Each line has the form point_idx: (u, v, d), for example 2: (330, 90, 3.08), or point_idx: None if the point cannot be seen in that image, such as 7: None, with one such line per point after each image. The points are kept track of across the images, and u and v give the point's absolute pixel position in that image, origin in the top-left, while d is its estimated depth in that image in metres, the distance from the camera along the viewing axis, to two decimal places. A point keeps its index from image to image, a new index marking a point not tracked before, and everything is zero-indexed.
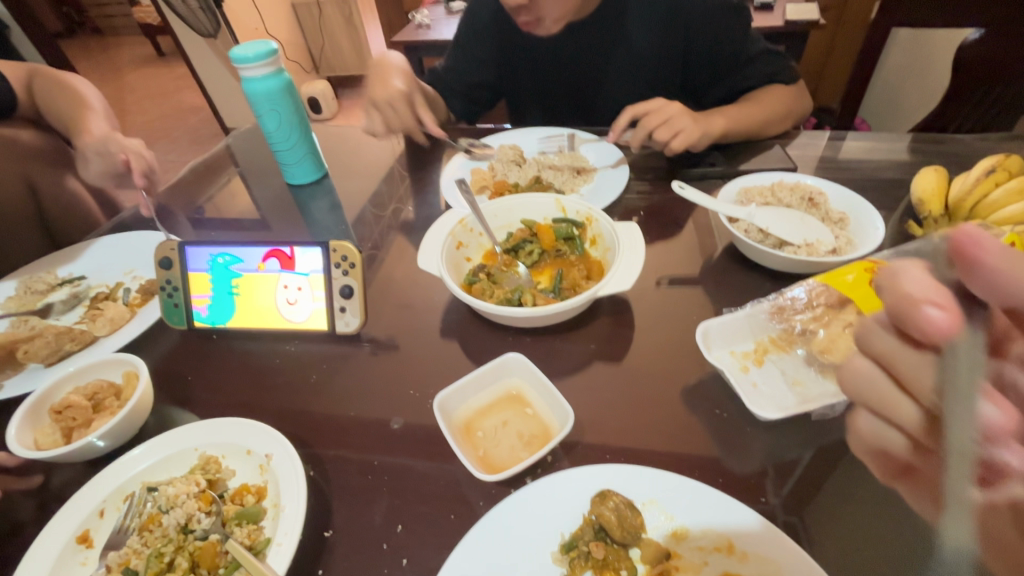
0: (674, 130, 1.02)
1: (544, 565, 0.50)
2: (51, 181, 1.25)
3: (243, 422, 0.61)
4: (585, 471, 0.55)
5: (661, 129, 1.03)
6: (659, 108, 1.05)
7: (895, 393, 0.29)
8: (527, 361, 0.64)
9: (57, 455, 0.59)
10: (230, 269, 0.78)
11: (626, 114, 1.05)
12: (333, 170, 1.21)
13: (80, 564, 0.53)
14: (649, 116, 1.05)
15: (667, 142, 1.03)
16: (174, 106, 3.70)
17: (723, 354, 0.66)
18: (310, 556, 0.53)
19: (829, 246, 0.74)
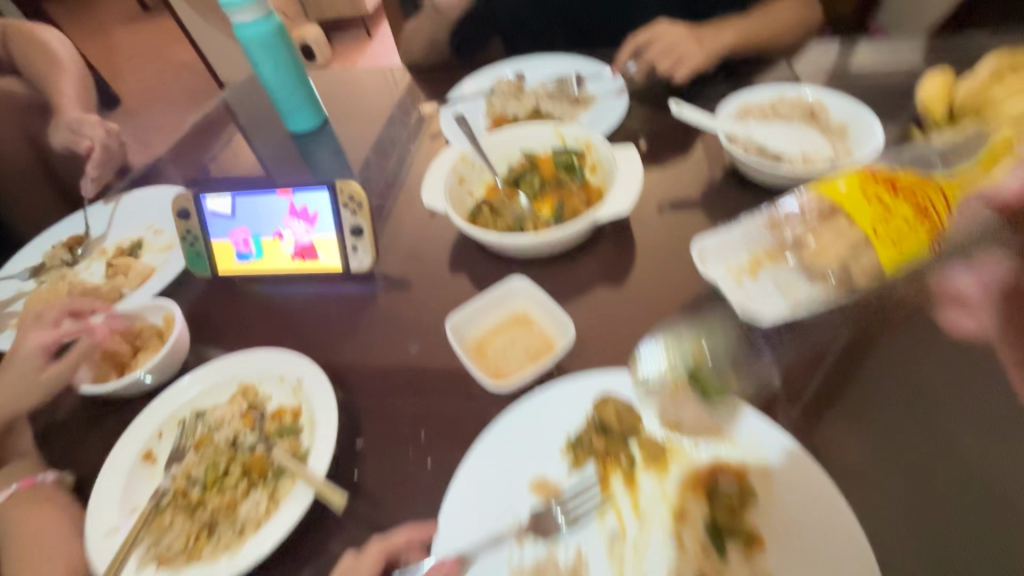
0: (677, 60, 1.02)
1: (553, 459, 0.55)
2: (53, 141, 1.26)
3: (275, 353, 0.67)
4: (587, 379, 0.59)
5: (664, 59, 1.01)
6: (658, 37, 1.04)
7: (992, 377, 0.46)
8: (532, 285, 0.67)
9: (112, 389, 0.66)
10: (242, 216, 0.80)
11: (626, 48, 1.05)
12: (333, 117, 1.21)
13: (147, 476, 0.60)
14: (651, 45, 1.05)
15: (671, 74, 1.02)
16: (165, 64, 3.61)
17: (720, 270, 0.68)
18: (347, 462, 0.60)
19: (826, 159, 0.74)
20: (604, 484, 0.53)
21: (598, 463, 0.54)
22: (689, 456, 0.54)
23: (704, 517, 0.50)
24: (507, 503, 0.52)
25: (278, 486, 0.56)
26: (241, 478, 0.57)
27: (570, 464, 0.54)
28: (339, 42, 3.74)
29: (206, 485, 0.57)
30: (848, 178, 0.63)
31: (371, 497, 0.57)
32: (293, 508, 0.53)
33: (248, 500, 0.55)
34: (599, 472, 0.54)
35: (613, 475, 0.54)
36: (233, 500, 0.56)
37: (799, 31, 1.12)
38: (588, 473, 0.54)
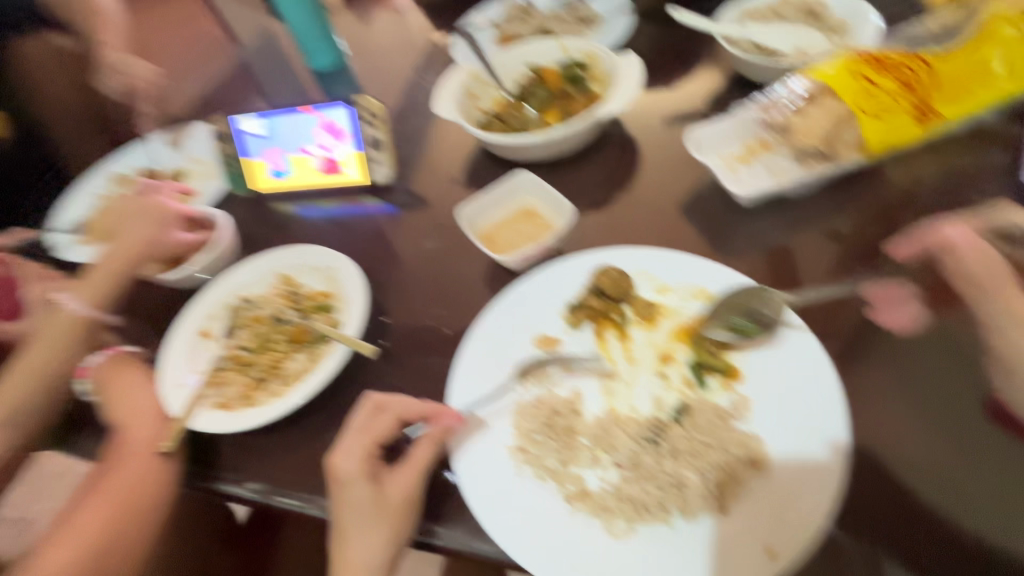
0: None
1: (553, 320, 0.61)
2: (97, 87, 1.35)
3: (308, 247, 0.75)
4: (586, 255, 0.65)
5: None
6: None
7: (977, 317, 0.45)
8: (536, 177, 0.73)
9: (172, 279, 0.77)
10: (272, 137, 0.87)
11: None
12: (351, 54, 1.27)
13: (207, 347, 0.70)
14: None
15: None
16: (190, 33, 3.68)
17: (713, 158, 0.72)
18: (375, 332, 0.68)
19: (821, 51, 0.76)
20: (599, 337, 0.60)
21: (593, 322, 0.61)
22: (676, 316, 0.60)
23: (688, 361, 0.56)
24: (511, 353, 0.59)
25: (318, 350, 0.65)
26: (286, 344, 0.67)
27: (569, 323, 0.61)
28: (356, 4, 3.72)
29: (257, 350, 0.67)
30: (834, 63, 0.67)
31: (396, 357, 0.65)
32: (331, 361, 0.62)
33: (293, 360, 0.65)
34: (594, 329, 0.60)
35: (607, 331, 0.60)
36: (280, 359, 0.65)
37: None
38: (586, 331, 0.61)
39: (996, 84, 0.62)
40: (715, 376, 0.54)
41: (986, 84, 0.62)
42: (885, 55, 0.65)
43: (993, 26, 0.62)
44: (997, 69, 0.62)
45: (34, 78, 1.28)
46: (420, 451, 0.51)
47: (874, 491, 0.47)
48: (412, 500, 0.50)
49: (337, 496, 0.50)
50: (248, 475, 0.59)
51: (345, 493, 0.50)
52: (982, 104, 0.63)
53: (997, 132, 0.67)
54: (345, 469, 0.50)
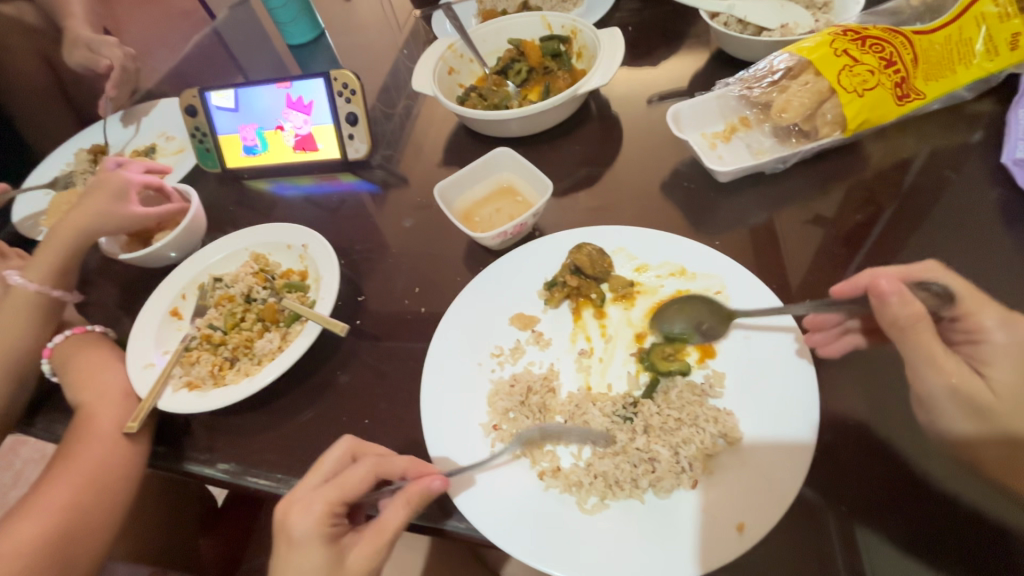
0: None
1: (530, 299, 0.61)
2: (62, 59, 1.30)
3: (280, 225, 0.73)
4: (564, 234, 0.64)
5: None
6: None
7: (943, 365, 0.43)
8: (515, 155, 0.71)
9: (137, 258, 0.74)
10: (247, 112, 0.85)
11: None
12: (329, 29, 1.23)
13: (177, 328, 0.69)
14: None
15: None
16: (164, 10, 3.54)
17: (695, 135, 0.71)
18: (351, 312, 0.67)
19: (806, 28, 0.75)
20: (576, 316, 0.59)
21: (571, 301, 0.60)
22: (653, 295, 0.59)
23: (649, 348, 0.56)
24: (489, 332, 0.59)
25: (290, 329, 0.64)
26: (258, 323, 0.65)
27: (546, 302, 0.60)
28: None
29: (227, 330, 0.66)
30: (817, 38, 0.65)
31: (373, 337, 0.64)
32: (302, 340, 0.60)
33: (264, 339, 0.63)
34: (571, 308, 0.60)
35: (585, 310, 0.60)
36: (251, 338, 0.64)
37: None
38: (562, 309, 0.60)
39: (979, 62, 0.63)
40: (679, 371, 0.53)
41: (968, 62, 0.63)
42: (865, 30, 0.63)
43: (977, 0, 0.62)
44: (980, 47, 0.62)
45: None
46: (395, 513, 0.44)
47: (845, 476, 0.46)
48: (375, 570, 0.44)
49: (283, 561, 0.43)
50: (221, 456, 0.58)
51: (296, 560, 0.43)
52: (964, 82, 0.64)
53: (978, 112, 0.67)
54: (301, 528, 0.43)
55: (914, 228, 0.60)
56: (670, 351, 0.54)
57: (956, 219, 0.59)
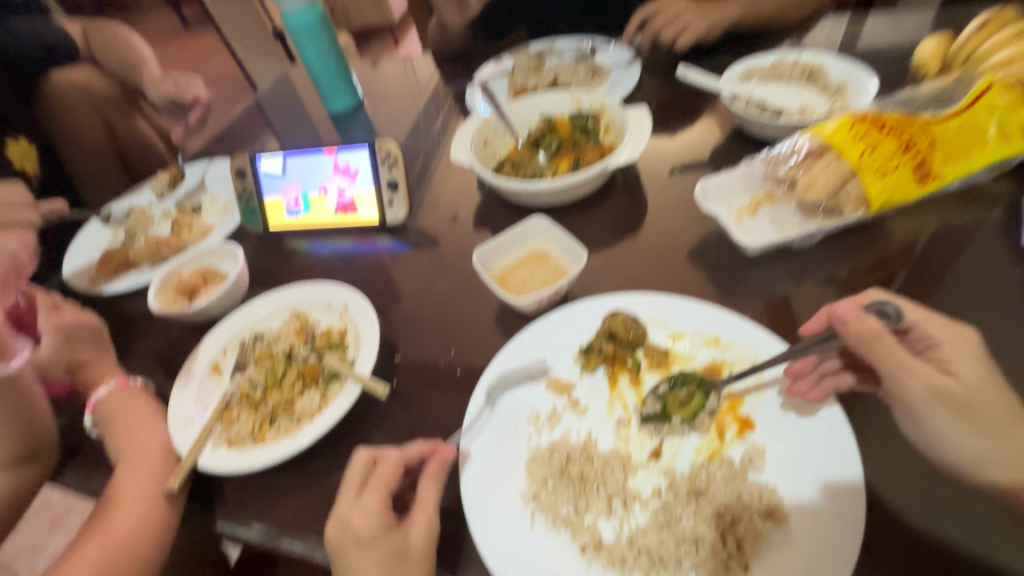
0: (680, 29, 1.07)
1: (566, 364, 0.62)
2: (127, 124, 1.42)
3: (322, 285, 0.76)
4: (598, 301, 0.66)
5: (668, 30, 1.08)
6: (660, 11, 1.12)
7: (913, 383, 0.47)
8: (550, 223, 0.75)
9: (184, 314, 0.77)
10: (294, 176, 0.91)
11: (635, 18, 1.11)
12: (367, 99, 1.31)
13: (216, 383, 0.71)
14: (656, 17, 1.11)
15: (674, 41, 1.08)
16: (207, 74, 3.78)
17: (721, 208, 0.74)
18: (387, 372, 0.68)
19: (822, 111, 0.81)
20: (612, 383, 0.60)
21: (607, 367, 0.61)
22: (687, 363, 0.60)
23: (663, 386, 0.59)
24: (526, 397, 0.59)
25: (329, 389, 0.65)
26: (297, 381, 0.67)
27: (582, 367, 0.61)
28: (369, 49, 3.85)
29: (267, 387, 0.67)
30: (836, 121, 0.69)
31: (408, 399, 0.65)
32: (343, 401, 0.61)
33: (304, 398, 0.64)
34: (607, 374, 0.61)
35: (621, 377, 0.61)
36: (290, 397, 0.65)
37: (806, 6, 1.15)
38: (598, 375, 0.61)
39: (992, 147, 0.66)
40: (685, 416, 0.55)
41: (983, 146, 0.66)
42: (883, 116, 0.67)
43: (989, 91, 0.66)
44: (993, 133, 0.66)
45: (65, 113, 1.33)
46: (425, 493, 0.51)
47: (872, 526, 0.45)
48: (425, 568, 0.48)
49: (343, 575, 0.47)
50: (253, 516, 0.58)
51: (358, 570, 0.47)
52: (978, 165, 0.67)
53: (993, 192, 0.70)
54: (357, 539, 0.48)
55: (942, 297, 0.61)
56: (682, 394, 0.57)
57: (986, 293, 0.61)
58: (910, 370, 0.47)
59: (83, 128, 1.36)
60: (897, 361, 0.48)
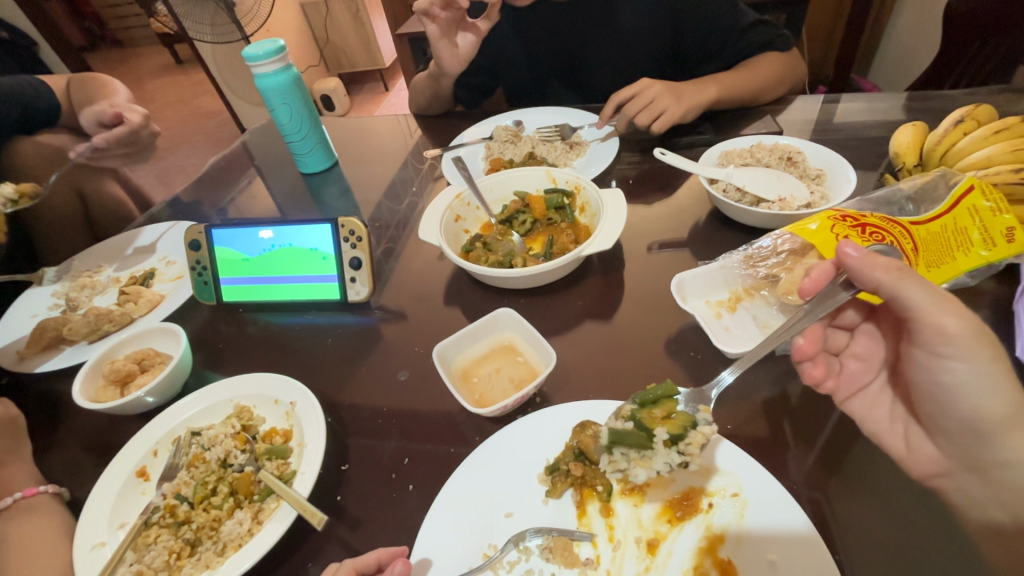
0: (656, 112, 1.03)
1: (530, 486, 0.55)
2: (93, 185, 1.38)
3: (270, 377, 0.70)
4: (568, 408, 0.60)
5: (643, 113, 1.03)
6: (640, 91, 1.06)
7: (935, 314, 0.48)
8: (518, 316, 0.70)
9: (113, 408, 0.69)
10: (251, 251, 0.84)
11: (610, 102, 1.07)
12: (342, 159, 1.28)
13: (140, 493, 0.63)
14: (632, 100, 1.06)
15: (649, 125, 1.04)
16: (193, 111, 3.76)
17: (699, 303, 0.70)
18: (332, 485, 0.61)
19: (802, 201, 0.78)
20: (581, 513, 0.54)
21: (575, 491, 0.55)
22: (677, 492, 0.54)
23: (632, 407, 0.56)
24: (482, 526, 0.52)
25: (263, 507, 0.59)
26: (228, 497, 0.60)
27: (548, 491, 0.55)
28: (357, 93, 3.87)
29: (194, 503, 0.60)
30: (818, 217, 0.66)
31: (353, 519, 0.57)
32: (275, 527, 0.54)
33: (232, 520, 0.58)
34: (575, 499, 0.55)
35: (590, 503, 0.54)
36: (218, 518, 0.58)
37: (782, 83, 1.16)
38: (564, 500, 0.55)
39: (977, 250, 0.62)
40: (670, 431, 0.53)
41: (967, 250, 0.62)
42: (863, 217, 0.65)
43: (971, 193, 0.64)
44: (976, 236, 0.62)
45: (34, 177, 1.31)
46: None
47: None
48: None
49: None
50: None
51: None
52: (960, 270, 0.62)
53: (980, 292, 0.67)
54: None
55: None
56: (657, 411, 0.55)
57: None
58: (943, 305, 0.48)
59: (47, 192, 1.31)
60: (933, 298, 0.48)
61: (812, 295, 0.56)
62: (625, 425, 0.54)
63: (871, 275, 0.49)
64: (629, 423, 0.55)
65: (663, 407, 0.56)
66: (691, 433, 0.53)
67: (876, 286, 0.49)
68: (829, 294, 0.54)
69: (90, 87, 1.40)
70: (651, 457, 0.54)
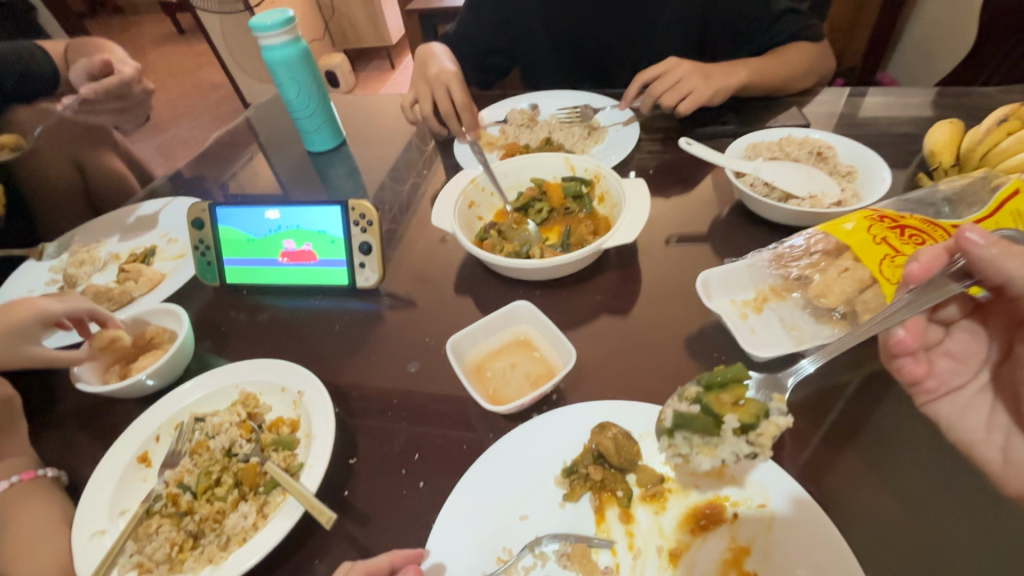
0: (683, 93, 1.00)
1: (546, 488, 0.53)
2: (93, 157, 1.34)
3: (277, 363, 0.68)
4: (587, 407, 0.58)
5: (668, 94, 1.00)
6: (666, 72, 1.03)
7: None
8: (536, 309, 0.68)
9: (113, 391, 0.67)
10: (257, 231, 0.81)
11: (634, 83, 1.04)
12: (350, 138, 1.24)
13: (141, 479, 0.61)
14: (658, 80, 1.03)
15: (676, 105, 1.01)
16: (195, 84, 3.68)
17: (724, 302, 0.68)
18: (339, 479, 0.59)
19: (834, 198, 0.75)
20: (599, 518, 0.52)
21: (593, 495, 0.53)
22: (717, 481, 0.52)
23: (698, 389, 0.54)
24: (495, 529, 0.50)
25: (269, 500, 0.57)
26: (232, 489, 0.58)
27: (565, 494, 0.53)
28: (363, 70, 3.78)
29: (197, 493, 0.58)
30: (854, 217, 0.63)
31: (362, 516, 0.55)
32: (281, 522, 0.52)
33: (236, 513, 0.56)
34: (594, 504, 0.53)
35: (608, 508, 0.53)
36: (221, 511, 0.56)
37: (809, 74, 1.12)
38: (582, 504, 0.53)
39: None
40: (741, 419, 0.50)
41: None
42: (901, 218, 0.62)
43: (1016, 198, 0.60)
44: None
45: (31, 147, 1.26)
46: None
47: None
48: None
49: None
50: None
51: None
52: None
53: None
54: None
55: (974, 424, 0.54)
56: (726, 395, 0.52)
57: None
58: None
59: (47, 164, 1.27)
60: None
61: (918, 281, 0.49)
62: (692, 407, 0.51)
63: (1000, 264, 0.43)
64: (694, 405, 0.52)
65: (732, 391, 0.53)
66: (763, 423, 0.51)
67: (1006, 279, 0.44)
68: (936, 284, 0.48)
69: (85, 48, 1.33)
70: (716, 444, 0.51)
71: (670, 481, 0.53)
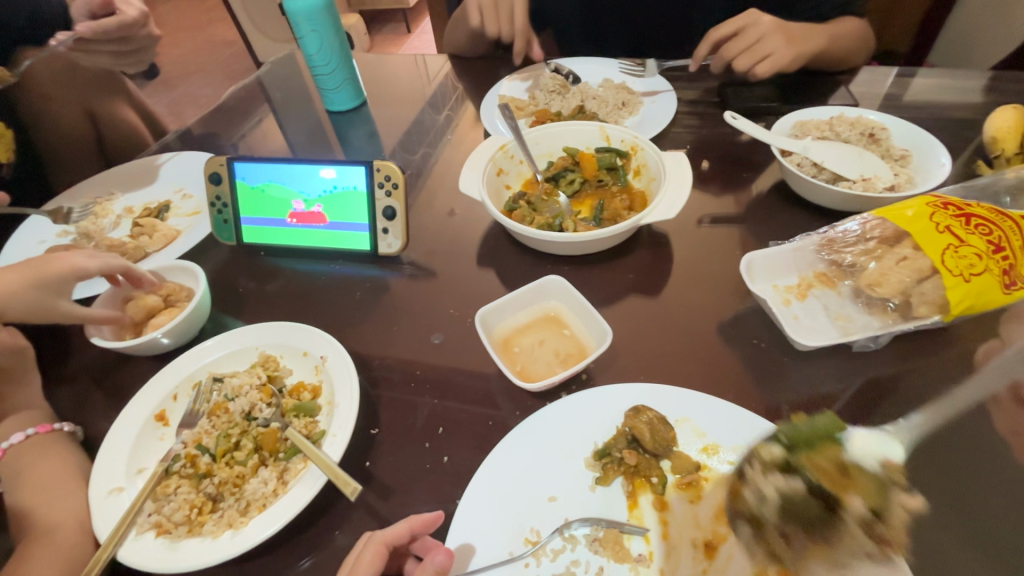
0: (760, 55, 0.97)
1: (577, 470, 0.51)
2: (104, 108, 1.30)
3: (298, 327, 0.65)
4: (621, 388, 0.55)
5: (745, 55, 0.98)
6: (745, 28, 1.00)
7: None
8: (568, 284, 0.65)
9: (128, 348, 0.65)
10: (276, 189, 0.78)
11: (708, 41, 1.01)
12: (370, 98, 1.19)
13: (159, 438, 0.60)
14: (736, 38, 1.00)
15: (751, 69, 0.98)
16: (206, 40, 3.57)
17: (766, 287, 0.65)
18: (361, 449, 0.57)
19: (887, 182, 0.71)
20: (631, 503, 0.50)
21: (625, 480, 0.51)
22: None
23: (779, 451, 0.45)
24: (523, 510, 0.48)
25: (289, 466, 0.55)
26: (253, 454, 0.56)
27: (597, 477, 0.51)
28: (378, 32, 3.67)
29: (216, 456, 0.57)
30: (914, 203, 0.60)
31: (384, 488, 0.54)
32: (303, 490, 0.51)
33: (256, 479, 0.54)
34: (626, 488, 0.51)
35: (641, 494, 0.51)
36: (241, 475, 0.55)
37: (857, 50, 1.06)
38: (613, 488, 0.51)
39: None
40: (869, 504, 0.38)
41: None
42: (968, 207, 0.58)
43: None
44: None
45: (40, 94, 1.22)
46: None
47: None
48: None
49: None
50: None
51: None
52: None
53: None
54: None
55: None
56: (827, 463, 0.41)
57: None
58: None
59: (58, 114, 1.24)
60: None
61: None
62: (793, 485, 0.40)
63: None
64: (794, 480, 0.41)
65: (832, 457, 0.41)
66: (890, 507, 0.39)
67: None
68: None
69: None
70: (841, 541, 0.38)
71: (707, 469, 0.51)
